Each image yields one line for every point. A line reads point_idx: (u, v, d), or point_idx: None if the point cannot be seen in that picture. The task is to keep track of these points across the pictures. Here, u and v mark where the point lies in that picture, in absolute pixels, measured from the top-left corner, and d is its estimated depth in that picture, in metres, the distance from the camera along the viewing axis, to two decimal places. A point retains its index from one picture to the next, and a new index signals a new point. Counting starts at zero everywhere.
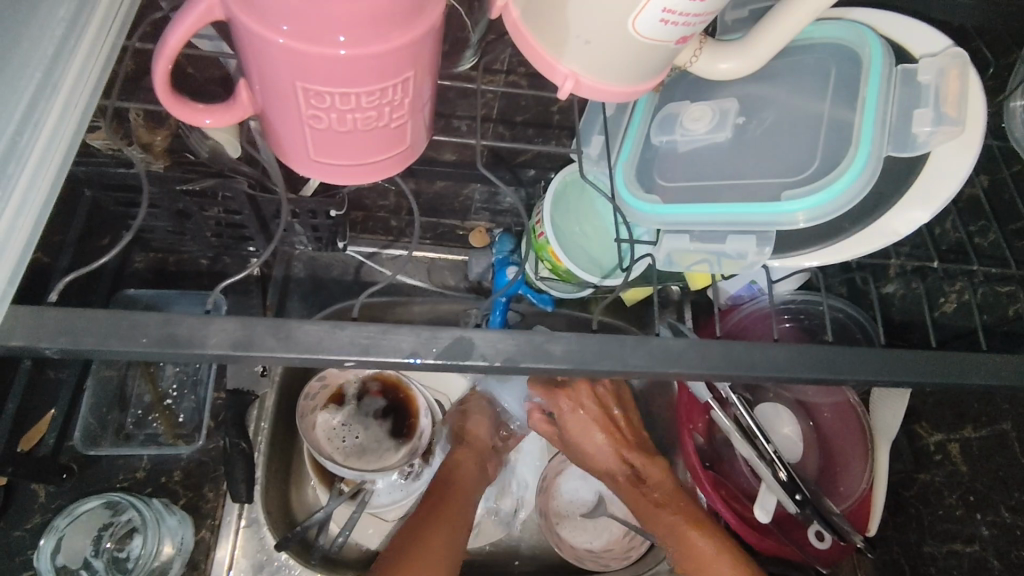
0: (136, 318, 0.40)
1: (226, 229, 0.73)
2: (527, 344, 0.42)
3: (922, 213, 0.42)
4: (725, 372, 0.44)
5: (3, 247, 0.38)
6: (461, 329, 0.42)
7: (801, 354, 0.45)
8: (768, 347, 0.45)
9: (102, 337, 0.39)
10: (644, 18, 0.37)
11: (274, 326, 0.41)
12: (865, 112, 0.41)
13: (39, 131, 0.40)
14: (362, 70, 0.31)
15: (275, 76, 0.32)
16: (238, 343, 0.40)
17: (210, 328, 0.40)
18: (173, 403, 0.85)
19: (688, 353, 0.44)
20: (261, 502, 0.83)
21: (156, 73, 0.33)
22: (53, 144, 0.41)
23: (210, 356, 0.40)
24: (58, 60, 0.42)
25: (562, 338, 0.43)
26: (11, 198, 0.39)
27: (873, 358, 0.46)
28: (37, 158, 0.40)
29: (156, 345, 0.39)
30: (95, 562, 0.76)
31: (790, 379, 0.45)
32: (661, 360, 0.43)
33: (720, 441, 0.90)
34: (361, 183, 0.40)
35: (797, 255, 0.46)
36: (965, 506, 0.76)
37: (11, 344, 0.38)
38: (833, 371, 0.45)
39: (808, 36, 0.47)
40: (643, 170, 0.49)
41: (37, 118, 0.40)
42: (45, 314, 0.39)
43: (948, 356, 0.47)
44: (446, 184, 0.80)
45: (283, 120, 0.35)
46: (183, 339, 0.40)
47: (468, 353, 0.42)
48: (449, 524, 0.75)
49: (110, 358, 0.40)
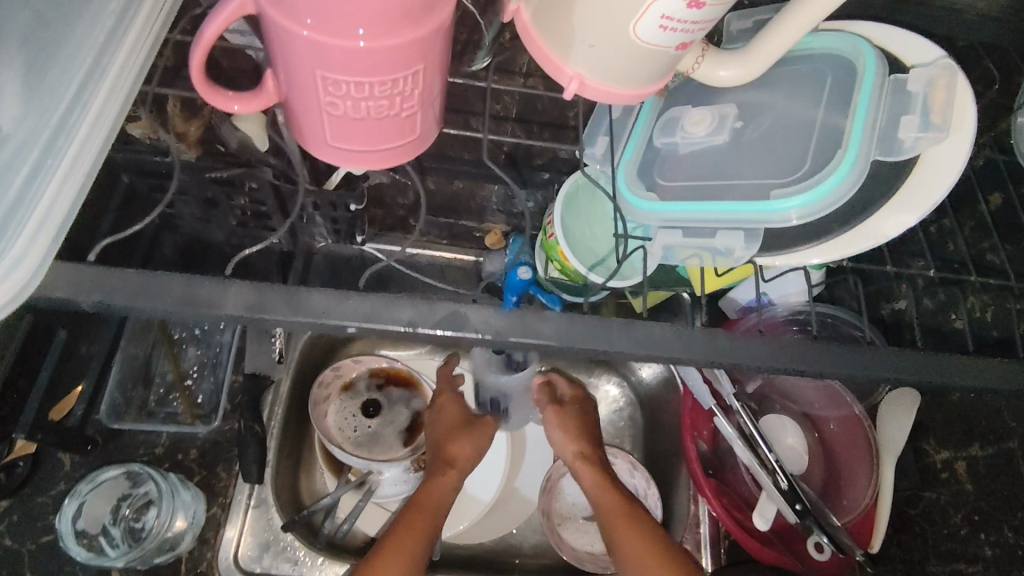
0: (161, 280, 0.43)
1: (251, 217, 0.78)
2: (516, 322, 0.44)
3: (910, 217, 0.42)
4: (705, 359, 0.45)
5: (50, 208, 0.41)
6: (456, 304, 0.45)
7: (780, 348, 0.46)
8: (749, 339, 0.46)
9: (130, 296, 0.42)
10: (644, 25, 0.40)
11: (285, 293, 0.44)
12: (856, 117, 0.42)
13: (89, 106, 0.44)
14: (376, 61, 0.33)
15: (298, 66, 0.35)
16: (251, 306, 0.43)
17: (228, 291, 0.43)
18: (192, 384, 0.90)
19: (671, 338, 0.45)
20: (272, 484, 0.87)
21: (192, 61, 0.36)
22: (101, 117, 0.44)
23: (225, 317, 0.43)
24: (108, 46, 0.46)
25: (550, 317, 0.45)
26: (60, 164, 0.42)
27: (860, 356, 0.47)
28: (85, 131, 0.44)
29: (177, 305, 0.42)
30: (113, 530, 0.80)
31: (768, 371, 0.46)
32: (643, 344, 0.45)
33: (724, 449, 0.94)
34: (372, 169, 0.42)
35: (786, 254, 0.45)
36: (970, 526, 0.76)
37: (52, 298, 0.42)
38: (817, 366, 0.46)
39: (809, 46, 0.48)
40: (644, 169, 0.50)
41: (86, 96, 0.44)
42: (82, 271, 0.42)
43: (933, 357, 0.48)
44: (466, 183, 0.84)
45: (304, 108, 0.38)
46: (202, 300, 0.43)
47: (462, 325, 0.44)
48: (410, 549, 0.68)
49: (135, 314, 0.43)
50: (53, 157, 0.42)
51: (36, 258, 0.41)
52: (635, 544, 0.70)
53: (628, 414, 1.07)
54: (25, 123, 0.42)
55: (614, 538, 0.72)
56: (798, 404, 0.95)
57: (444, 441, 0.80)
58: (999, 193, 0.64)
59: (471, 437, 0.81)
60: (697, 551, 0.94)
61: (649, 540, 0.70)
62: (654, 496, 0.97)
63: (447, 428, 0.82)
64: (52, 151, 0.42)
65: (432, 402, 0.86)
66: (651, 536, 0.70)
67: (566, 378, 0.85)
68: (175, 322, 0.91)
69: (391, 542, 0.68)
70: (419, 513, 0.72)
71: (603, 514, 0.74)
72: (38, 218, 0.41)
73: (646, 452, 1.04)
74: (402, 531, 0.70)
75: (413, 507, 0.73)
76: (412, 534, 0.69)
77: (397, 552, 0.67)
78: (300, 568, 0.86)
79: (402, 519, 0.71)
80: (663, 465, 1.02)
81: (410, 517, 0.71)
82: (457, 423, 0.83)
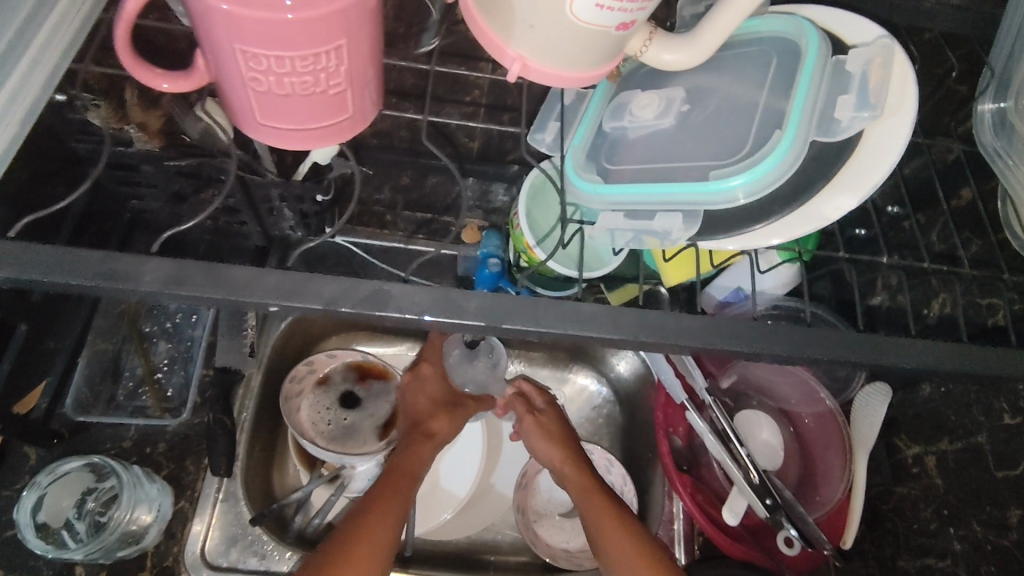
0: (80, 253, 0.42)
1: (218, 210, 0.78)
2: (442, 300, 0.44)
3: (850, 200, 0.41)
4: (634, 338, 0.45)
5: None
6: (381, 282, 0.44)
7: (710, 324, 0.46)
8: (681, 316, 0.46)
9: (46, 267, 0.42)
10: (580, 4, 0.39)
11: (207, 268, 0.43)
12: (796, 98, 0.41)
13: (8, 81, 0.45)
14: (295, 34, 0.33)
15: (218, 40, 0.34)
16: (171, 280, 0.42)
17: (147, 265, 0.43)
18: (162, 378, 0.90)
19: (599, 317, 0.45)
20: (242, 477, 0.87)
21: (117, 36, 0.36)
22: (21, 90, 0.46)
23: (143, 292, 0.42)
24: (34, 20, 0.47)
25: (477, 294, 0.45)
26: None
27: (797, 334, 0.47)
28: (2, 104, 0.45)
29: (96, 279, 0.42)
30: (77, 524, 0.79)
31: (700, 350, 0.46)
32: (570, 322, 0.45)
33: (699, 445, 0.93)
34: (308, 149, 0.42)
35: (720, 238, 0.44)
36: (939, 520, 0.75)
37: None
38: (755, 345, 0.46)
39: (757, 29, 0.47)
40: (592, 154, 0.50)
41: (4, 71, 0.45)
42: (4, 247, 0.42)
43: (875, 337, 0.48)
44: (440, 178, 0.85)
45: (232, 86, 0.37)
46: (121, 275, 0.42)
47: (384, 303, 0.44)
48: (385, 528, 0.66)
49: (54, 289, 0.42)
50: None
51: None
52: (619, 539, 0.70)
53: (607, 412, 1.06)
54: None
55: (603, 540, 0.71)
56: (774, 400, 0.93)
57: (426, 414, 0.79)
58: (966, 189, 0.64)
59: (452, 414, 0.82)
60: (671, 546, 0.94)
61: (623, 533, 0.70)
62: (629, 493, 0.97)
63: (431, 403, 0.82)
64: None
65: (413, 373, 0.84)
66: (627, 532, 0.70)
67: (544, 383, 0.86)
68: (147, 316, 0.91)
69: (363, 522, 0.65)
70: (399, 481, 0.72)
71: (590, 515, 0.73)
72: None
73: (625, 451, 1.04)
74: (374, 509, 0.67)
75: (389, 479, 0.71)
76: (389, 503, 0.68)
77: (369, 534, 0.65)
78: (266, 562, 0.85)
79: (376, 493, 0.69)
80: (639, 463, 1.02)
81: (385, 495, 0.69)
82: (440, 399, 0.82)
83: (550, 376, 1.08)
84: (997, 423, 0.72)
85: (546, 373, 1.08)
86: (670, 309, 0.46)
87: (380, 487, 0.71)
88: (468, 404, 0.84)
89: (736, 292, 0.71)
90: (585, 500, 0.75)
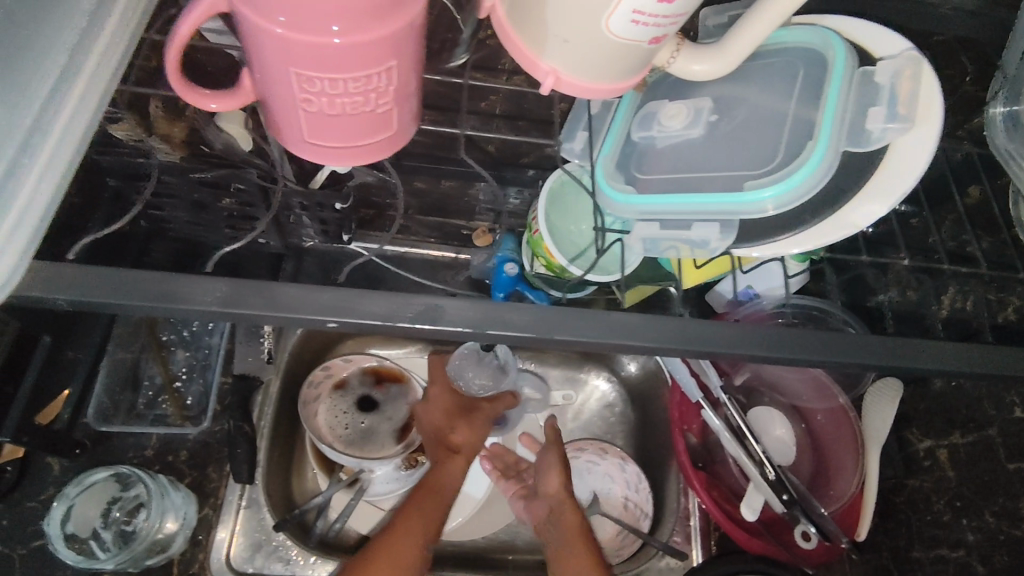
0: (136, 275, 0.44)
1: (238, 219, 0.78)
2: (490, 314, 0.46)
3: (880, 207, 0.42)
4: (678, 347, 0.47)
5: (29, 208, 0.43)
6: (433, 298, 0.46)
7: (753, 332, 0.48)
8: (720, 325, 0.48)
9: (105, 291, 0.44)
10: (616, 19, 0.40)
11: (260, 288, 0.45)
12: (826, 109, 0.43)
13: (64, 108, 0.45)
14: (347, 56, 0.34)
15: (271, 64, 0.35)
16: (227, 300, 0.44)
17: (201, 287, 0.44)
18: (181, 386, 0.90)
19: (643, 327, 0.47)
20: (263, 484, 0.88)
21: (168, 60, 0.36)
22: (76, 117, 0.46)
23: (197, 312, 0.44)
24: (82, 42, 0.47)
25: (524, 309, 0.46)
26: (38, 161, 0.44)
27: (828, 340, 0.49)
28: (59, 130, 0.45)
29: (152, 300, 0.44)
30: (104, 534, 0.80)
31: (741, 358, 0.48)
32: (616, 333, 0.46)
33: (713, 442, 0.94)
34: (351, 166, 0.43)
35: (753, 246, 0.46)
36: (952, 511, 0.77)
37: (31, 296, 0.43)
38: (787, 351, 0.48)
39: (781, 40, 0.49)
40: (621, 164, 0.51)
41: (58, 98, 0.45)
42: (60, 272, 0.44)
43: (898, 342, 0.50)
44: (454, 182, 0.86)
45: (280, 105, 0.38)
46: (177, 295, 0.44)
47: (440, 319, 0.45)
48: (416, 541, 0.68)
49: (114, 311, 0.44)
50: (29, 156, 0.43)
51: (14, 257, 0.42)
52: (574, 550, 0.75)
53: (619, 410, 1.07)
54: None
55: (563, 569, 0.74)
56: (787, 396, 0.94)
57: (444, 428, 0.77)
58: (977, 188, 0.66)
59: (470, 423, 0.79)
60: (688, 543, 0.95)
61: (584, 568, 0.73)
62: (645, 490, 0.99)
63: (447, 415, 0.80)
64: (28, 150, 0.43)
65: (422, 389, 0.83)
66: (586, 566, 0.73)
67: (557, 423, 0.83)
68: (164, 325, 0.92)
69: (394, 537, 0.68)
70: (427, 498, 0.71)
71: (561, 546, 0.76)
72: (15, 217, 0.42)
73: (639, 448, 1.05)
74: (404, 522, 0.69)
75: (419, 492, 0.72)
76: (415, 520, 0.69)
77: (398, 549, 0.67)
78: (291, 568, 0.86)
79: (405, 508, 0.71)
80: (654, 460, 1.03)
81: (413, 510, 0.70)
82: (455, 409, 0.80)
83: (562, 376, 1.09)
84: (1008, 416, 0.74)
85: (559, 372, 1.08)
86: (706, 319, 0.48)
87: (407, 508, 0.71)
88: (486, 409, 0.82)
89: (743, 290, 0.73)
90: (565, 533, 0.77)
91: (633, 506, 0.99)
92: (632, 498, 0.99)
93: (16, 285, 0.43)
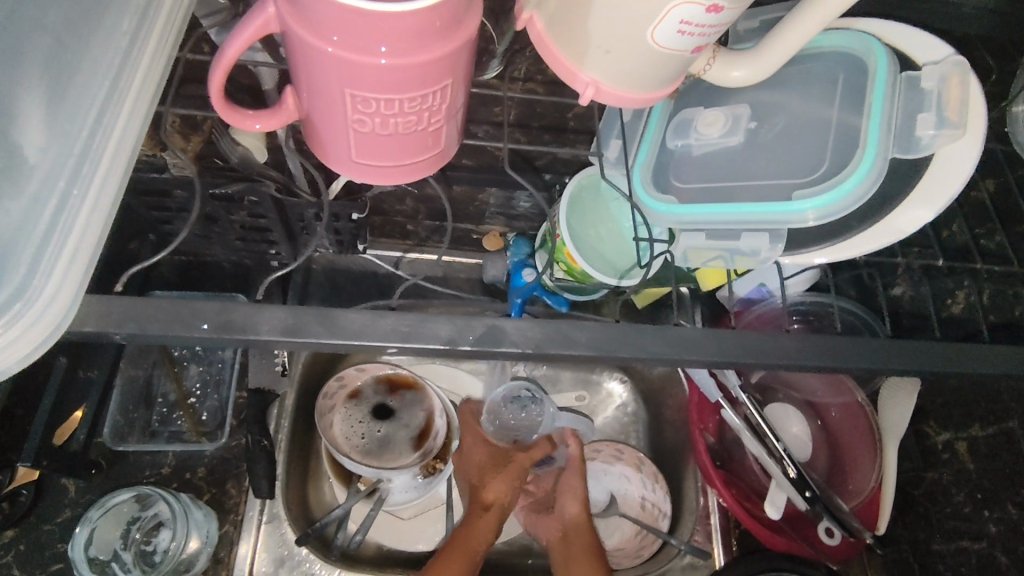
0: (196, 305, 0.44)
1: (251, 232, 0.76)
2: (554, 333, 0.46)
3: (926, 212, 0.44)
4: (736, 360, 0.47)
5: (82, 237, 0.43)
6: (492, 318, 0.46)
7: (807, 343, 0.48)
8: (778, 337, 0.48)
9: (165, 322, 0.43)
10: (662, 31, 0.40)
11: (320, 315, 0.45)
12: (870, 117, 0.43)
13: (112, 133, 0.46)
14: (401, 76, 0.34)
15: (324, 83, 0.35)
16: (287, 328, 0.44)
17: (262, 316, 0.44)
18: (196, 403, 0.89)
19: (702, 342, 0.47)
20: (282, 497, 0.87)
21: (213, 83, 0.36)
22: (121, 147, 0.46)
23: (260, 341, 0.44)
24: (122, 68, 0.47)
25: (587, 327, 0.46)
26: (90, 190, 0.44)
27: (880, 347, 0.49)
28: (107, 157, 0.45)
29: (215, 330, 0.44)
30: (125, 555, 0.78)
31: (795, 367, 0.48)
32: (676, 348, 0.47)
33: (731, 440, 0.95)
34: (398, 183, 0.43)
35: (807, 253, 0.49)
36: (973, 503, 0.78)
37: (84, 331, 0.43)
38: (838, 358, 0.48)
39: (819, 45, 0.49)
40: (659, 173, 0.52)
41: (104, 124, 0.46)
42: (113, 304, 0.44)
43: (947, 349, 0.50)
44: (466, 187, 0.85)
45: (329, 124, 0.38)
46: (238, 325, 0.44)
47: (499, 340, 0.45)
48: None
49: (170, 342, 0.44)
50: (79, 187, 0.44)
51: (71, 287, 0.42)
52: (579, 551, 0.72)
53: (632, 409, 1.08)
54: (51, 151, 0.43)
55: None
56: (802, 392, 0.95)
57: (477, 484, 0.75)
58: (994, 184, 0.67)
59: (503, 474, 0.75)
60: (708, 541, 0.95)
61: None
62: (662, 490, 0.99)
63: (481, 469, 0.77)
64: (77, 182, 0.44)
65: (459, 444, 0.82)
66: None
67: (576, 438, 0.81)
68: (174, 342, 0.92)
69: None
70: (457, 557, 0.67)
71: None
72: (72, 247, 0.42)
73: (653, 447, 1.05)
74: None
75: (449, 551, 0.68)
76: None
77: None
78: None
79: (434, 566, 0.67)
80: (669, 459, 1.03)
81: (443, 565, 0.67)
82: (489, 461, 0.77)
83: (575, 378, 1.08)
84: None
85: (571, 375, 1.08)
86: (762, 332, 0.48)
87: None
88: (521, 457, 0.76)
89: (756, 286, 0.72)
90: (573, 551, 0.73)
91: (650, 506, 0.99)
92: (649, 498, 0.99)
93: (74, 316, 0.43)
